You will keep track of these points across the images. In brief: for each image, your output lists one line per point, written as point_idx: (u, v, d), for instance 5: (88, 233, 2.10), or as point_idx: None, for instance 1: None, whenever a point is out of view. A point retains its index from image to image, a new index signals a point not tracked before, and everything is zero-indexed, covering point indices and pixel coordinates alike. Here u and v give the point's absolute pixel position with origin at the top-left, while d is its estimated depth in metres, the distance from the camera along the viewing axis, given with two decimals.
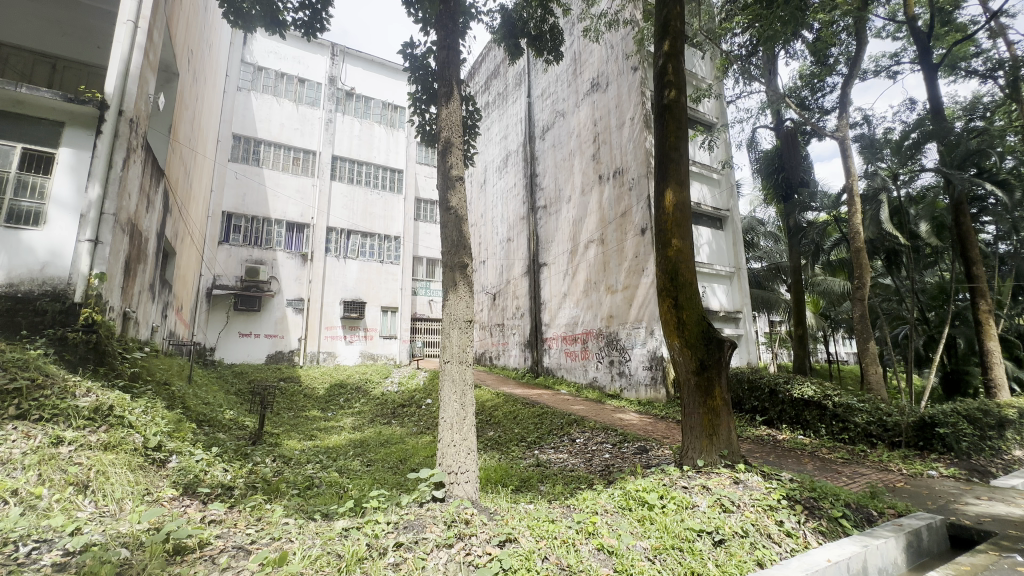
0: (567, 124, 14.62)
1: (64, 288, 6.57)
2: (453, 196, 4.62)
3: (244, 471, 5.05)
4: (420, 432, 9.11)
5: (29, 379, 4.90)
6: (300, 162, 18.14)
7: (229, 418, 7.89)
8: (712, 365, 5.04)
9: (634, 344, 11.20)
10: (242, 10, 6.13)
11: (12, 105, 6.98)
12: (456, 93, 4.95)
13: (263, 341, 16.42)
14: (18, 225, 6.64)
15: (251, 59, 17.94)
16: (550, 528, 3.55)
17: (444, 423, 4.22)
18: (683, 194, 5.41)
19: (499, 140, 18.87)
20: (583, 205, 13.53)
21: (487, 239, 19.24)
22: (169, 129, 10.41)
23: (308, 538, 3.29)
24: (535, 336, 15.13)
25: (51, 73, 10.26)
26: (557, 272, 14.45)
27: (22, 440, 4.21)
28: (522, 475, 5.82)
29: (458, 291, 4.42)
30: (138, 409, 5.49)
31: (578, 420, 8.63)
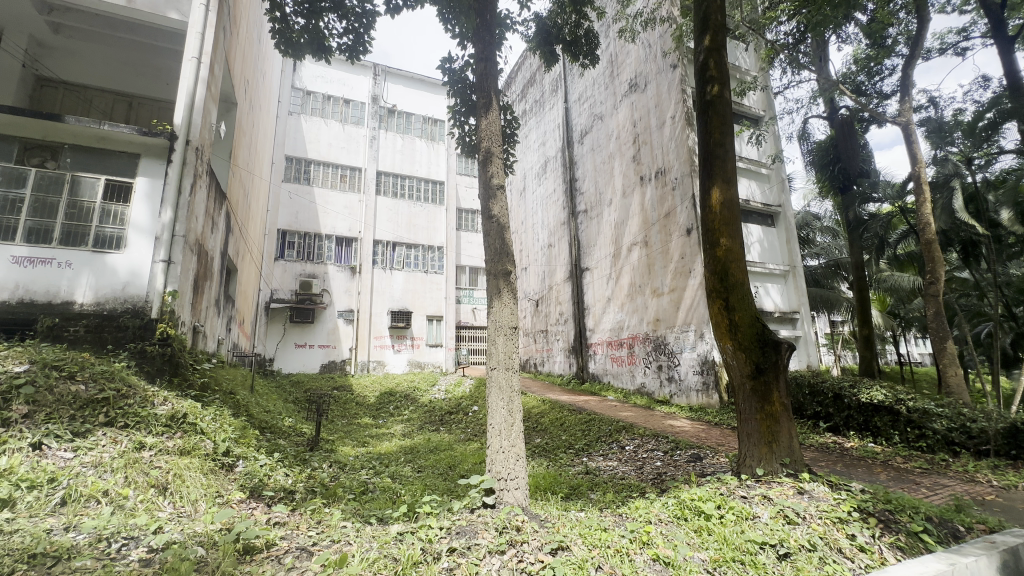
0: (606, 127, 14.47)
1: (143, 305, 7.23)
2: (494, 205, 4.67)
3: (303, 476, 5.28)
4: (468, 438, 9.21)
5: (115, 390, 5.38)
6: (346, 179, 18.96)
7: (289, 425, 8.31)
8: (769, 368, 4.81)
9: (683, 348, 10.86)
10: (291, 39, 6.53)
11: (96, 141, 7.60)
12: (495, 103, 5.03)
13: (317, 351, 17.17)
14: (103, 250, 7.31)
15: (300, 84, 19.00)
16: (603, 536, 3.49)
17: (493, 430, 4.26)
18: (730, 191, 5.22)
19: (537, 146, 18.91)
20: (624, 208, 13.32)
21: (529, 246, 19.24)
22: (229, 155, 11.18)
23: (365, 541, 3.40)
24: (580, 342, 14.97)
25: (127, 110, 11.47)
26: (601, 276, 14.26)
27: (110, 445, 4.59)
28: (571, 483, 5.73)
29: (502, 298, 4.45)
30: (208, 416, 5.87)
31: (627, 426, 8.44)
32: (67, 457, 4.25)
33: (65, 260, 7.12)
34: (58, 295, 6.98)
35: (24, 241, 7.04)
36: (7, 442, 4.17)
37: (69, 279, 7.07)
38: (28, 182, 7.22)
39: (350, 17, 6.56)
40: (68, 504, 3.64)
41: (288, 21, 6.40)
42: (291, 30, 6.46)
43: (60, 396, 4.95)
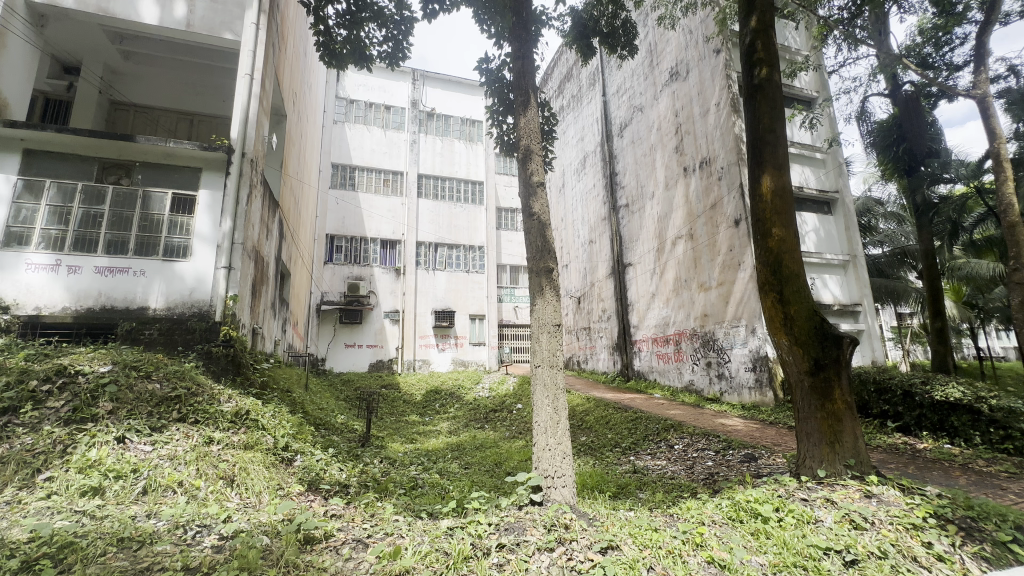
0: (647, 118, 14.12)
1: (208, 309, 7.76)
2: (535, 203, 4.66)
3: (356, 471, 5.47)
4: (513, 436, 9.27)
5: (186, 388, 5.79)
6: (389, 184, 19.50)
7: (341, 422, 8.66)
8: (829, 364, 4.54)
9: (733, 344, 10.45)
10: (334, 50, 6.77)
11: (163, 157, 8.16)
12: (534, 100, 5.01)
13: (365, 351, 17.77)
14: (171, 258, 7.88)
15: (344, 93, 19.70)
16: (654, 537, 3.42)
17: (538, 427, 4.26)
18: (782, 178, 4.97)
19: (576, 142, 18.71)
20: (668, 201, 12.96)
21: (569, 243, 19.07)
22: (280, 165, 11.76)
23: (417, 535, 3.49)
24: (624, 338, 14.70)
25: (189, 127, 12.15)
26: (644, 272, 13.95)
27: (183, 439, 4.95)
28: (618, 481, 5.63)
29: (545, 296, 4.44)
30: (268, 413, 6.22)
31: (675, 424, 8.23)
32: (147, 450, 4.62)
33: (140, 268, 7.71)
34: (133, 301, 7.58)
35: (105, 252, 7.68)
36: (96, 435, 4.58)
37: (143, 286, 7.66)
38: (106, 199, 7.84)
39: (389, 25, 6.74)
40: (149, 493, 3.97)
41: (331, 33, 6.65)
42: (334, 41, 6.71)
43: (139, 394, 5.38)
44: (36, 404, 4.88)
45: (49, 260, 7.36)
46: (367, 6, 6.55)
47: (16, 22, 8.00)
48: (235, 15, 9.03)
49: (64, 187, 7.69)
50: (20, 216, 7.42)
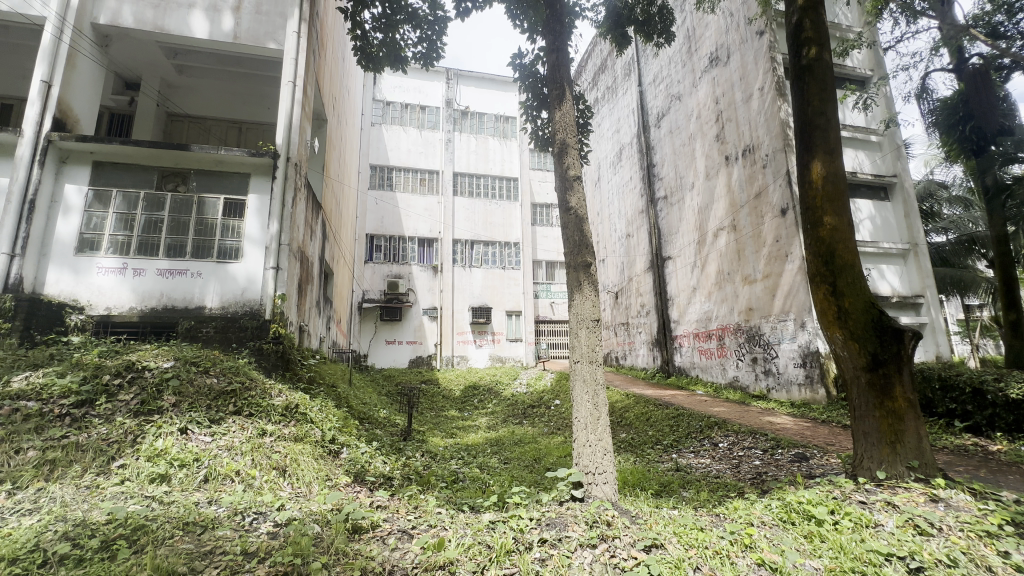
0: (685, 107, 13.70)
1: (259, 308, 8.17)
2: (572, 197, 4.62)
3: (399, 464, 5.61)
4: (552, 432, 9.24)
5: (241, 383, 6.11)
6: (425, 183, 19.82)
7: (384, 417, 8.90)
8: (888, 359, 4.29)
9: (781, 339, 10.02)
10: (371, 53, 6.92)
11: (215, 164, 8.59)
12: (569, 93, 4.96)
13: (405, 347, 18.19)
14: (225, 260, 8.34)
15: (381, 96, 20.14)
16: (700, 536, 3.34)
17: (578, 423, 4.23)
18: (835, 164, 4.70)
19: (611, 134, 18.38)
20: (708, 191, 12.55)
21: (606, 237, 18.78)
22: (322, 168, 12.17)
23: (460, 527, 3.55)
24: (664, 334, 14.38)
25: (238, 134, 12.72)
26: (684, 265, 13.57)
27: (239, 430, 5.23)
28: (660, 479, 5.51)
29: (583, 291, 4.39)
30: (316, 407, 6.47)
31: (719, 422, 7.98)
32: (207, 441, 4.91)
33: (197, 270, 8.18)
34: (192, 300, 8.07)
35: (166, 255, 8.20)
36: (162, 426, 4.92)
37: (200, 287, 8.12)
38: (166, 205, 8.37)
39: (423, 26, 6.83)
40: (210, 481, 4.23)
41: (367, 37, 6.79)
42: (371, 45, 6.85)
43: (199, 387, 5.73)
44: (109, 397, 5.28)
45: (117, 263, 7.93)
46: (402, 8, 6.65)
47: (84, 42, 8.57)
48: (278, 25, 9.41)
49: (129, 196, 8.24)
50: (91, 223, 8.01)
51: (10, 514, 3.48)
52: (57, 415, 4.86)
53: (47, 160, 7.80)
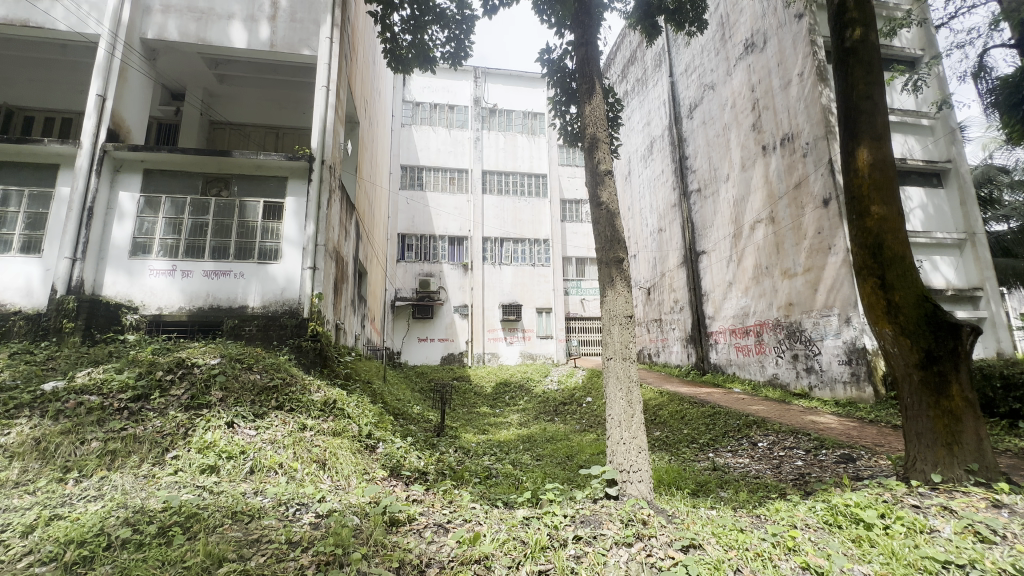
0: (719, 96, 13.29)
1: (297, 306, 8.45)
2: (603, 192, 4.57)
3: (433, 459, 5.69)
4: (584, 429, 9.18)
5: (282, 379, 6.35)
6: (455, 182, 20.00)
7: (417, 412, 9.06)
8: (943, 356, 4.05)
9: (824, 335, 9.60)
10: (400, 55, 7.02)
11: (255, 169, 8.92)
12: (598, 87, 4.89)
13: (437, 344, 18.44)
14: (265, 261, 8.67)
15: (410, 97, 20.43)
16: (740, 538, 3.25)
17: (612, 420, 4.19)
18: (882, 150, 4.46)
19: (641, 127, 18.04)
20: (745, 182, 12.15)
21: (637, 232, 18.46)
22: (356, 170, 12.46)
23: (494, 523, 3.58)
24: (699, 330, 14.03)
25: (276, 140, 13.00)
26: (719, 259, 13.20)
27: (281, 425, 5.44)
28: (697, 478, 5.37)
29: (616, 287, 4.33)
30: (352, 403, 6.65)
31: (758, 421, 7.73)
32: (251, 434, 5.12)
33: (239, 271, 8.54)
34: (235, 300, 8.42)
35: (211, 257, 8.59)
36: (211, 420, 5.17)
37: (243, 287, 8.47)
38: (210, 209, 8.76)
39: (451, 26, 6.88)
40: (256, 473, 4.42)
41: (397, 39, 6.90)
42: (400, 47, 6.96)
43: (243, 383, 5.99)
44: (162, 392, 5.58)
45: (166, 265, 8.36)
46: (430, 9, 6.72)
47: (134, 57, 9.06)
48: (311, 32, 9.68)
49: (176, 201, 8.67)
50: (143, 228, 8.47)
51: (78, 499, 3.74)
52: (116, 409, 5.18)
53: (103, 169, 8.30)
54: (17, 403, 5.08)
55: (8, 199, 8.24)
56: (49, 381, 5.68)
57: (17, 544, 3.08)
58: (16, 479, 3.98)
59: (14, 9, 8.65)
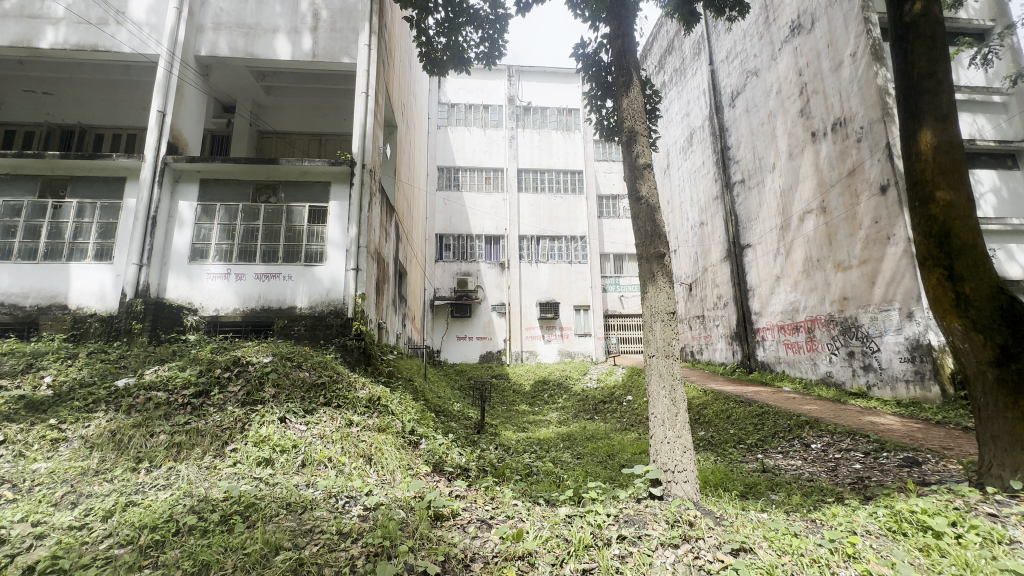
0: (764, 82, 12.73)
1: (342, 307, 8.76)
2: (642, 186, 4.47)
3: (474, 456, 5.75)
4: (625, 428, 9.04)
5: (329, 377, 6.60)
6: (491, 181, 20.14)
7: (458, 410, 9.18)
8: (1022, 353, 3.73)
9: (883, 330, 9.03)
10: (435, 58, 7.12)
11: (301, 175, 9.29)
12: (636, 79, 4.78)
13: (475, 343, 18.65)
14: (312, 263, 9.03)
15: (446, 99, 20.71)
16: (794, 543, 3.12)
17: (655, 419, 4.11)
18: (948, 132, 4.14)
19: (680, 118, 17.54)
20: (792, 171, 11.59)
21: (677, 226, 17.97)
22: (394, 172, 12.76)
23: (537, 520, 3.58)
24: (744, 327, 13.52)
25: (319, 146, 13.53)
26: (766, 253, 12.67)
27: (329, 420, 5.66)
28: (745, 480, 5.18)
29: (657, 283, 4.24)
30: (396, 400, 6.82)
31: (810, 421, 7.38)
32: (302, 428, 5.36)
33: (288, 273, 8.93)
34: (284, 301, 8.81)
35: (262, 261, 9.03)
36: (265, 415, 5.44)
37: (291, 288, 8.86)
38: (260, 215, 9.20)
39: (485, 26, 6.92)
40: (307, 466, 4.62)
41: (432, 42, 7.00)
42: (435, 49, 7.05)
43: (293, 380, 6.28)
44: (221, 388, 5.93)
45: (222, 269, 8.86)
46: (464, 11, 6.78)
47: (189, 73, 9.61)
48: (350, 40, 9.98)
49: (229, 208, 9.16)
50: (200, 234, 9.00)
51: (149, 487, 4.03)
52: (181, 404, 5.54)
53: (164, 180, 8.88)
54: (95, 398, 5.52)
55: (83, 210, 8.95)
56: (121, 378, 6.14)
57: (98, 527, 3.35)
58: (96, 467, 4.33)
59: (85, 35, 9.39)
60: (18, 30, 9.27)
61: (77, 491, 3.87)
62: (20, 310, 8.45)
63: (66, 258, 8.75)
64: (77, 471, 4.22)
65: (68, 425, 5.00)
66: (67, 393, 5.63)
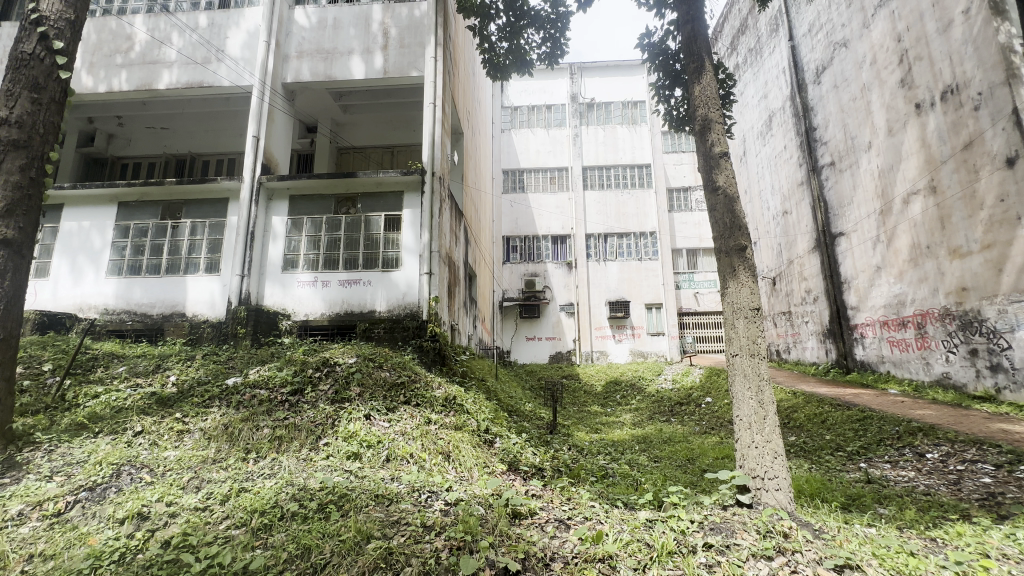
0: (855, 53, 11.56)
1: (417, 309, 9.18)
2: (719, 175, 4.25)
3: (548, 456, 5.75)
4: (705, 431, 8.59)
5: (408, 377, 6.94)
6: (556, 181, 20.11)
7: (530, 410, 9.24)
8: None
9: (1015, 325, 7.85)
10: (498, 63, 7.25)
11: (377, 186, 9.86)
12: (709, 64, 4.55)
13: (544, 343, 18.70)
14: (389, 269, 9.56)
15: (508, 102, 20.97)
16: (911, 563, 2.80)
17: (740, 422, 3.91)
18: None
19: (757, 101, 16.40)
20: (893, 149, 10.41)
21: (757, 216, 16.81)
22: (462, 178, 13.12)
23: (615, 522, 3.52)
24: (839, 323, 12.33)
25: (391, 157, 14.33)
26: (863, 241, 11.47)
27: (409, 418, 5.94)
28: (846, 491, 4.71)
29: (738, 278, 4.01)
30: (470, 399, 7.01)
31: (923, 427, 6.58)
32: (385, 425, 5.69)
33: (368, 279, 9.50)
34: (365, 305, 9.40)
35: (344, 268, 9.69)
36: (353, 412, 5.83)
37: (371, 293, 9.43)
38: (342, 226, 9.87)
39: (547, 26, 6.93)
40: (391, 461, 4.88)
41: (494, 48, 7.12)
42: (498, 55, 7.18)
43: (376, 380, 6.67)
44: (313, 386, 6.44)
45: (310, 277, 9.61)
46: (526, 14, 6.84)
47: (278, 100, 10.52)
48: (418, 55, 10.45)
49: (315, 220, 9.90)
50: (291, 246, 9.82)
51: (258, 475, 4.47)
52: (280, 401, 6.08)
53: (260, 198, 9.81)
54: (210, 395, 6.22)
55: (196, 229, 10.13)
56: (231, 377, 6.86)
57: (218, 509, 3.77)
58: (214, 456, 4.88)
59: (193, 74, 10.64)
60: (141, 75, 10.70)
61: (199, 477, 4.39)
62: (150, 318, 9.74)
63: (183, 272, 9.95)
64: (199, 459, 4.78)
65: (190, 418, 5.69)
66: (188, 391, 6.40)
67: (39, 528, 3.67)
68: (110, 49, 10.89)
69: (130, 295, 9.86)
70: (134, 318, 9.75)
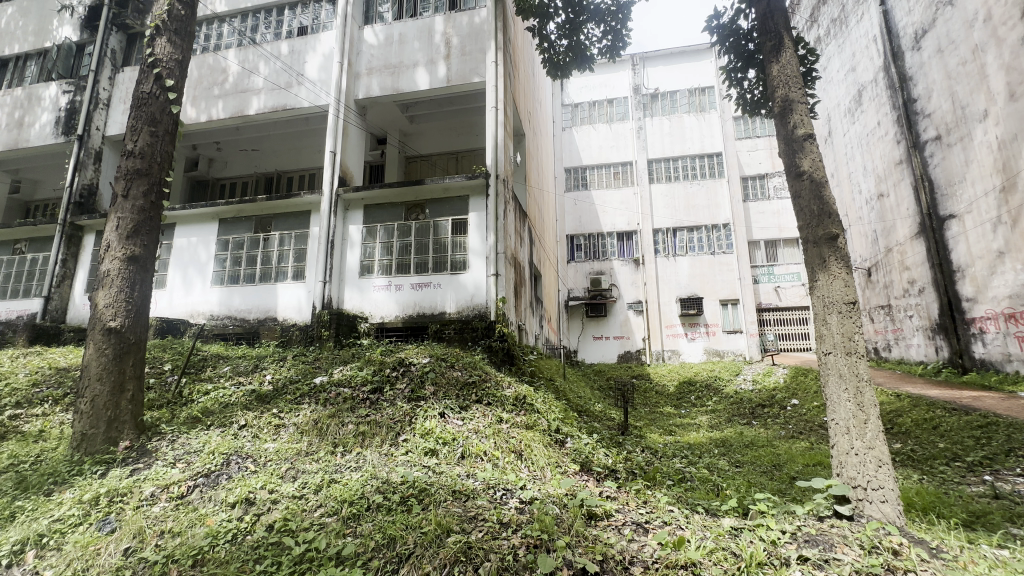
0: (964, 11, 10.24)
1: (485, 310, 9.43)
2: (804, 159, 3.93)
3: (621, 457, 5.61)
4: (792, 436, 7.98)
5: (479, 377, 7.11)
6: (620, 176, 19.66)
7: (600, 410, 9.10)
8: None
9: None
10: (558, 62, 7.22)
11: (443, 192, 10.19)
12: (788, 41, 4.23)
13: (612, 342, 18.35)
14: (457, 271, 9.87)
15: (569, 100, 20.78)
16: None
17: (836, 426, 3.60)
18: None
19: (843, 75, 14.97)
20: (1017, 116, 9.08)
21: (847, 201, 15.35)
22: (525, 179, 13.21)
23: (697, 529, 3.38)
24: (951, 317, 10.94)
25: (456, 163, 14.68)
26: (979, 223, 10.11)
27: (482, 416, 6.09)
28: (968, 507, 4.16)
29: (829, 270, 3.69)
30: (540, 399, 7.04)
31: None
32: (459, 423, 5.87)
33: (438, 282, 9.86)
34: (436, 307, 9.77)
35: (415, 272, 10.12)
36: (429, 409, 6.07)
37: (441, 295, 9.78)
38: (412, 231, 10.30)
39: (608, 19, 6.80)
40: (466, 457, 5.03)
41: (554, 46, 7.10)
42: (558, 53, 7.15)
43: (449, 379, 6.89)
44: (391, 385, 6.78)
45: (384, 281, 10.13)
46: (585, 9, 6.76)
47: (351, 116, 11.19)
48: (479, 61, 10.68)
49: (387, 227, 10.41)
50: (366, 252, 10.41)
51: (346, 468, 4.79)
52: (362, 398, 6.47)
53: (338, 209, 10.50)
54: (301, 392, 6.75)
55: (284, 240, 11.06)
56: (318, 376, 7.39)
57: (312, 498, 4.08)
58: (306, 449, 5.29)
59: (278, 98, 11.61)
60: (235, 103, 11.85)
61: (295, 468, 4.78)
62: (247, 322, 10.75)
63: (274, 280, 10.90)
64: (294, 452, 5.20)
65: (285, 414, 6.20)
66: (282, 388, 7.00)
67: (167, 508, 4.18)
68: (209, 82, 12.16)
69: (231, 302, 10.95)
70: (235, 322, 10.82)
